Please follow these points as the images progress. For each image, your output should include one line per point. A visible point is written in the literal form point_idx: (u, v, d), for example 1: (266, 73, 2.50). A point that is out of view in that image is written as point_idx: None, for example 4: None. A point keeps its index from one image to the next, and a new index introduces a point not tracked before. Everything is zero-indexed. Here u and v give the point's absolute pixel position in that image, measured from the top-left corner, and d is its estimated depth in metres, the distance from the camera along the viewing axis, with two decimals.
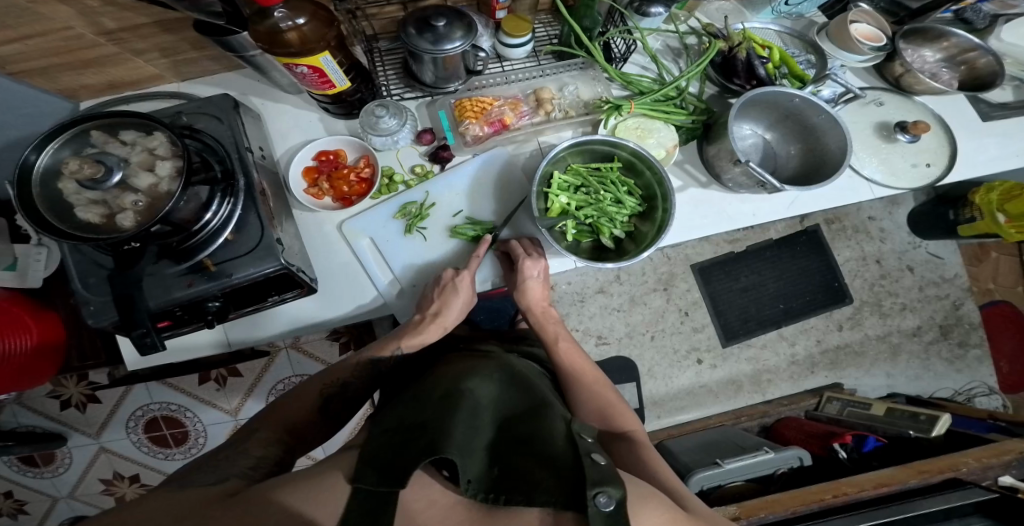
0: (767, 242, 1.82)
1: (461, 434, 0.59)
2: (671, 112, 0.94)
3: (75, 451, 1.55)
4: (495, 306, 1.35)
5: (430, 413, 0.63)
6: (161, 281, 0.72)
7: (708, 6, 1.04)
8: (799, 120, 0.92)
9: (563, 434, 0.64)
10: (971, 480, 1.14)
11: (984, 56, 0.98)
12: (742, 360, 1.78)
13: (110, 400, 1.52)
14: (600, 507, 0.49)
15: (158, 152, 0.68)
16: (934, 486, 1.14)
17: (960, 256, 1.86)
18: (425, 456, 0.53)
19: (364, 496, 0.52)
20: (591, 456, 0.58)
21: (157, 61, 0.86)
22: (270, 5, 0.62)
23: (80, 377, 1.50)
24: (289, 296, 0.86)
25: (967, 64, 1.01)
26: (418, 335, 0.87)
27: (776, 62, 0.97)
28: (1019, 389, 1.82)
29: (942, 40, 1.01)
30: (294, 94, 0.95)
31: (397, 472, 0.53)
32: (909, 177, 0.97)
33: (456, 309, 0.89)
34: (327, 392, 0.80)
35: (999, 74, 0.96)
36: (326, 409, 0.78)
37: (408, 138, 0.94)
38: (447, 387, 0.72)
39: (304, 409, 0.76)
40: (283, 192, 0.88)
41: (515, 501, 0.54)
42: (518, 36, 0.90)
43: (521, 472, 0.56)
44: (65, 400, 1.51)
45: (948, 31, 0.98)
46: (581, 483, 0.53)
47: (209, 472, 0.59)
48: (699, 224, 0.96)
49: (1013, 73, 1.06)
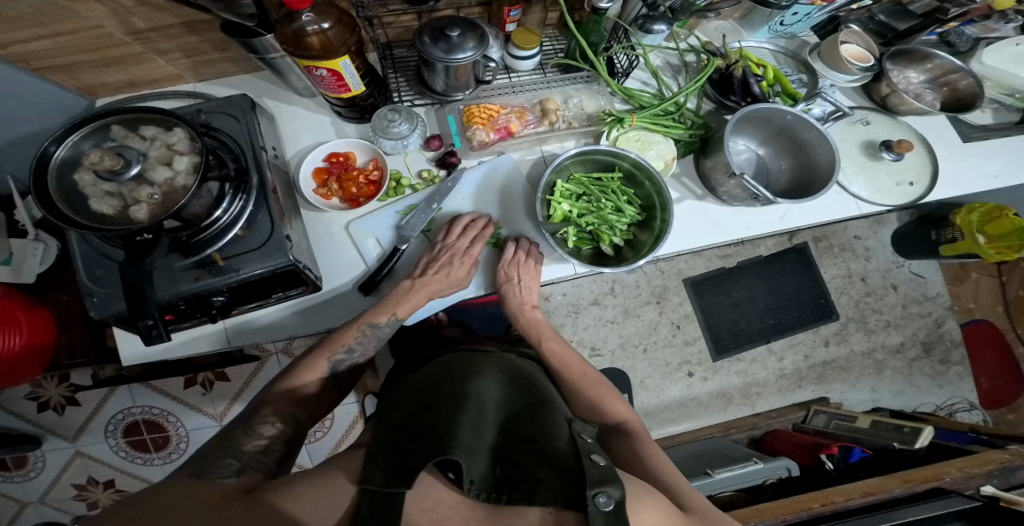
0: (757, 258, 1.88)
1: (467, 434, 0.60)
2: (671, 126, 0.98)
3: (50, 454, 1.51)
4: (493, 313, 1.38)
5: (438, 415, 0.64)
6: (169, 274, 0.73)
7: (708, 25, 1.09)
8: (791, 136, 0.97)
9: (565, 435, 0.66)
10: (954, 489, 1.17)
11: (965, 78, 1.05)
12: (732, 373, 1.81)
13: (90, 403, 1.49)
14: (600, 507, 0.51)
15: (177, 148, 0.70)
16: (919, 495, 1.17)
17: (942, 275, 1.92)
18: (433, 456, 0.55)
19: (374, 495, 0.53)
20: (592, 457, 0.59)
21: (178, 62, 0.88)
22: (300, 7, 0.65)
23: (61, 378, 1.47)
24: (293, 293, 0.87)
25: (949, 87, 1.08)
26: (400, 300, 0.88)
27: (770, 80, 1.02)
28: (1000, 404, 1.87)
29: (926, 61, 1.07)
30: (307, 97, 0.97)
31: (407, 471, 0.54)
32: (894, 194, 1.01)
33: (456, 271, 0.93)
34: (335, 357, 0.81)
35: (979, 95, 1.02)
36: (333, 373, 0.80)
37: (417, 142, 0.97)
38: (454, 389, 0.73)
39: (315, 377, 0.78)
40: (293, 191, 0.89)
41: (517, 499, 0.55)
42: (528, 48, 0.94)
43: (524, 470, 0.58)
44: (43, 402, 1.48)
45: (932, 53, 1.05)
46: (582, 482, 0.55)
47: (221, 453, 0.61)
48: (697, 233, 0.98)
49: (994, 96, 1.12)
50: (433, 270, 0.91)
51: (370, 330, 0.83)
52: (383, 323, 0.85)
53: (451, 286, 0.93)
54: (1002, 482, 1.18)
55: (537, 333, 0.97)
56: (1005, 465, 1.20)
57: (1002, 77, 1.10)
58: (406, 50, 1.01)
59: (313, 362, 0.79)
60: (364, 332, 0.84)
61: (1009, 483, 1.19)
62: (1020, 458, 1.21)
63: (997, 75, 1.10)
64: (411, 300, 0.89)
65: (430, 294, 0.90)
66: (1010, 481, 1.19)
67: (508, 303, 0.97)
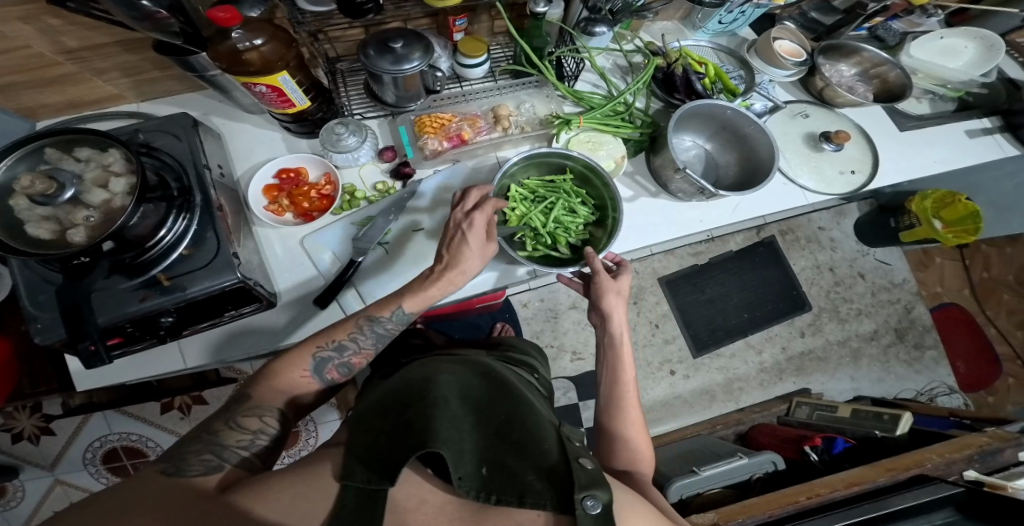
0: (727, 254, 1.93)
1: (446, 430, 0.60)
2: (619, 126, 1.00)
3: (28, 483, 1.47)
4: (473, 323, 1.53)
5: (416, 411, 0.63)
6: (114, 296, 0.71)
7: (651, 26, 1.12)
8: (733, 130, 0.99)
9: (549, 437, 0.66)
10: (937, 475, 1.16)
11: (893, 70, 1.08)
12: (713, 369, 1.82)
13: (66, 432, 1.47)
14: (588, 510, 0.53)
15: (113, 168, 0.68)
16: (903, 483, 1.16)
17: (906, 262, 1.97)
18: (415, 450, 0.55)
19: (356, 491, 0.54)
20: (581, 460, 0.61)
21: (118, 81, 0.87)
22: (228, 24, 0.64)
23: (34, 408, 1.47)
24: (248, 310, 0.85)
25: (880, 78, 1.11)
26: (424, 290, 0.80)
27: (711, 77, 1.03)
28: (978, 387, 1.87)
29: (855, 55, 1.11)
30: (257, 114, 0.97)
31: (388, 467, 0.54)
32: (840, 184, 1.02)
33: (472, 260, 0.81)
34: (322, 353, 0.75)
35: (908, 86, 1.06)
36: (321, 375, 0.75)
37: (370, 154, 0.95)
38: (423, 388, 0.72)
39: (298, 375, 0.73)
40: (242, 209, 0.87)
41: (507, 502, 0.56)
42: (474, 56, 0.95)
43: (510, 472, 0.58)
44: (17, 433, 1.46)
45: (859, 47, 1.08)
46: (571, 486, 0.56)
47: (200, 446, 0.59)
48: (651, 231, 0.99)
49: (925, 87, 1.14)
50: (452, 257, 0.80)
51: (369, 324, 0.78)
52: (386, 317, 0.79)
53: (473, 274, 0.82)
54: (987, 466, 1.18)
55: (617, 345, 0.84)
56: (982, 449, 1.20)
57: (931, 68, 1.12)
58: (348, 63, 1.01)
59: (298, 356, 0.74)
60: (364, 328, 0.78)
61: (991, 466, 1.18)
62: (998, 441, 1.22)
63: (925, 66, 1.12)
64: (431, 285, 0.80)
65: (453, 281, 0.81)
66: (990, 464, 1.18)
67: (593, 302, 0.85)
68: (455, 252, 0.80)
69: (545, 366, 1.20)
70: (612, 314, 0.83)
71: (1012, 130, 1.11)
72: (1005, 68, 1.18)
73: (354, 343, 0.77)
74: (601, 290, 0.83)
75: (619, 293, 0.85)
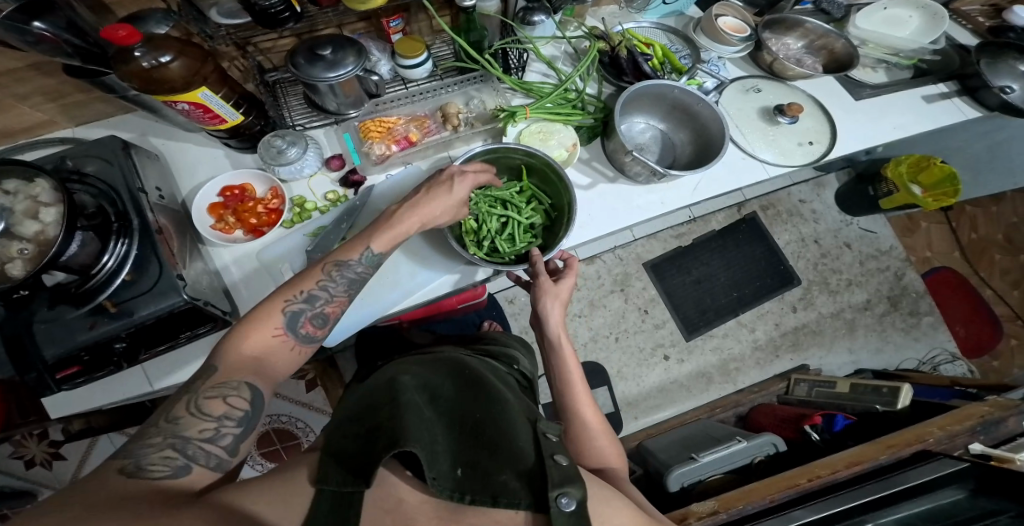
0: (710, 233, 1.90)
1: (418, 428, 0.57)
2: (570, 114, 0.98)
3: None
4: (458, 321, 1.43)
5: (385, 412, 0.60)
6: (61, 327, 0.71)
7: (597, 12, 1.11)
8: (684, 108, 0.98)
9: (528, 438, 0.63)
10: (942, 450, 1.12)
11: (839, 40, 1.07)
12: (707, 351, 1.80)
13: (76, 454, 1.49)
14: (562, 508, 0.51)
15: (41, 199, 0.68)
16: (906, 460, 1.11)
17: (892, 228, 1.94)
18: (388, 450, 0.52)
19: (332, 493, 0.51)
20: (555, 456, 0.59)
21: (44, 106, 0.88)
22: (129, 44, 0.65)
23: (42, 435, 1.49)
24: (203, 330, 0.85)
25: (827, 49, 1.10)
26: (393, 226, 0.79)
27: (660, 57, 1.03)
28: (979, 352, 1.83)
29: (797, 28, 1.09)
30: (195, 132, 0.97)
31: (365, 469, 0.52)
32: (798, 155, 1.00)
33: (443, 209, 0.83)
34: (293, 307, 0.69)
35: (853, 55, 1.04)
36: (295, 329, 0.68)
37: (316, 164, 0.95)
38: (388, 387, 0.70)
39: (269, 334, 0.66)
40: (186, 229, 0.87)
41: (480, 502, 0.54)
42: (412, 56, 0.93)
43: (485, 472, 0.57)
44: (29, 459, 1.47)
45: (800, 19, 1.07)
46: (545, 483, 0.55)
47: (159, 441, 0.52)
48: (609, 219, 0.97)
49: (878, 57, 1.11)
50: (425, 199, 0.82)
51: (337, 269, 0.74)
52: (355, 260, 0.75)
53: (440, 221, 0.84)
54: (990, 438, 1.14)
55: (558, 346, 0.84)
56: (984, 419, 1.15)
57: (878, 37, 1.10)
58: (279, 74, 0.99)
59: (267, 315, 0.67)
60: (333, 274, 0.74)
61: (995, 438, 1.14)
62: (999, 410, 1.17)
63: (874, 35, 1.10)
64: (403, 225, 0.80)
65: (423, 220, 0.82)
66: (994, 436, 1.14)
67: (534, 308, 0.86)
68: (431, 195, 0.82)
69: (534, 361, 1.18)
70: (549, 318, 0.84)
71: (970, 92, 1.08)
72: (956, 36, 1.17)
73: (324, 292, 0.72)
74: (542, 293, 0.84)
75: (556, 295, 0.86)
